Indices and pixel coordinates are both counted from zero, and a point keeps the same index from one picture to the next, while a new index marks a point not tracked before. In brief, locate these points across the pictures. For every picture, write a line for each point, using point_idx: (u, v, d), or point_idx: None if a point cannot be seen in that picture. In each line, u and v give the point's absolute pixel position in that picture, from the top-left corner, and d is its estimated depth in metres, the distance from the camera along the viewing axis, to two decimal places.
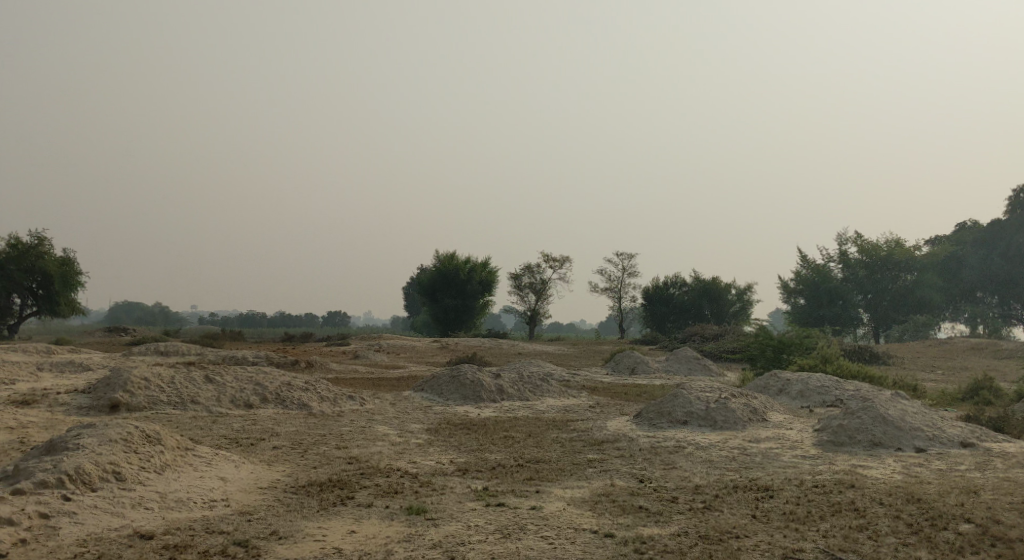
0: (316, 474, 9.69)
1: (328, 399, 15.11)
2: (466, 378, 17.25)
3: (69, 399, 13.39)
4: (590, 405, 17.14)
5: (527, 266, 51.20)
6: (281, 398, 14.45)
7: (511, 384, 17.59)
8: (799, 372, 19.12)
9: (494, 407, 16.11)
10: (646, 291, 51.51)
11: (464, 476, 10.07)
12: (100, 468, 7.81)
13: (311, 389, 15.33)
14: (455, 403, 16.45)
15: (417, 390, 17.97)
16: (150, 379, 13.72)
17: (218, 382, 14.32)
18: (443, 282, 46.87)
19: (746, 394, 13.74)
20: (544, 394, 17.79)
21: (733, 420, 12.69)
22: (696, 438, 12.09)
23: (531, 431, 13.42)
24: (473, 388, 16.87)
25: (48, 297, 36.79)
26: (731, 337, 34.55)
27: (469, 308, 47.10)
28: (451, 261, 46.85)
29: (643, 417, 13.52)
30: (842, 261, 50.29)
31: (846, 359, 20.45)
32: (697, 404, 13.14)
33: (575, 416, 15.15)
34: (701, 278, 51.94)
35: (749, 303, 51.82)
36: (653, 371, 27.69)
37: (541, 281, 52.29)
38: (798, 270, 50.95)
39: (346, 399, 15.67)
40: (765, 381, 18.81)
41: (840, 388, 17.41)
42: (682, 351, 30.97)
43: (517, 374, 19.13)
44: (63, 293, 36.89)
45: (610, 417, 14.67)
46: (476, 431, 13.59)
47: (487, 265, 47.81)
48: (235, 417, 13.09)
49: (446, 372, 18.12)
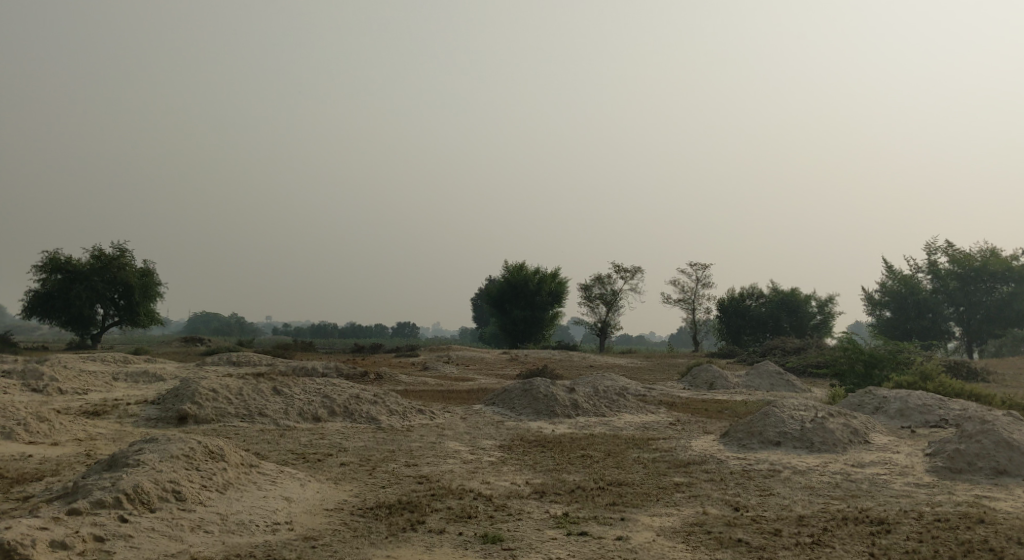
0: (385, 495, 9.11)
1: (398, 412, 14.63)
2: (539, 391, 16.54)
3: (138, 411, 13.19)
4: (670, 422, 16.22)
5: (598, 276, 50.31)
6: (350, 410, 14.01)
7: (586, 399, 16.81)
8: (896, 389, 17.83)
9: (569, 423, 15.36)
10: (721, 303, 50.06)
11: (542, 500, 9.36)
12: (160, 487, 7.37)
13: (380, 402, 14.85)
14: (528, 418, 15.75)
15: (488, 404, 17.34)
16: (219, 391, 13.44)
17: (286, 394, 13.96)
18: (512, 294, 46.34)
19: (844, 413, 12.68)
20: (621, 409, 16.95)
21: (831, 442, 11.67)
22: (792, 462, 11.12)
23: (610, 449, 12.64)
24: (546, 403, 16.16)
25: (129, 307, 37.52)
26: (814, 351, 33.04)
27: (539, 320, 46.43)
28: (520, 272, 46.32)
29: (731, 436, 12.60)
30: (932, 272, 48.23)
31: (947, 375, 19.05)
32: (791, 424, 12.14)
33: (656, 434, 14.29)
34: (779, 290, 50.22)
35: (831, 315, 49.89)
36: (733, 386, 26.48)
37: (611, 293, 51.29)
38: (884, 282, 49.09)
39: (416, 412, 15.15)
40: (859, 399, 17.61)
41: (944, 409, 16.09)
42: (762, 364, 29.64)
43: (591, 388, 18.34)
44: (143, 304, 37.64)
45: (694, 437, 13.76)
46: (551, 449, 12.88)
47: (557, 276, 47.10)
48: (303, 431, 12.67)
49: (518, 385, 17.45)
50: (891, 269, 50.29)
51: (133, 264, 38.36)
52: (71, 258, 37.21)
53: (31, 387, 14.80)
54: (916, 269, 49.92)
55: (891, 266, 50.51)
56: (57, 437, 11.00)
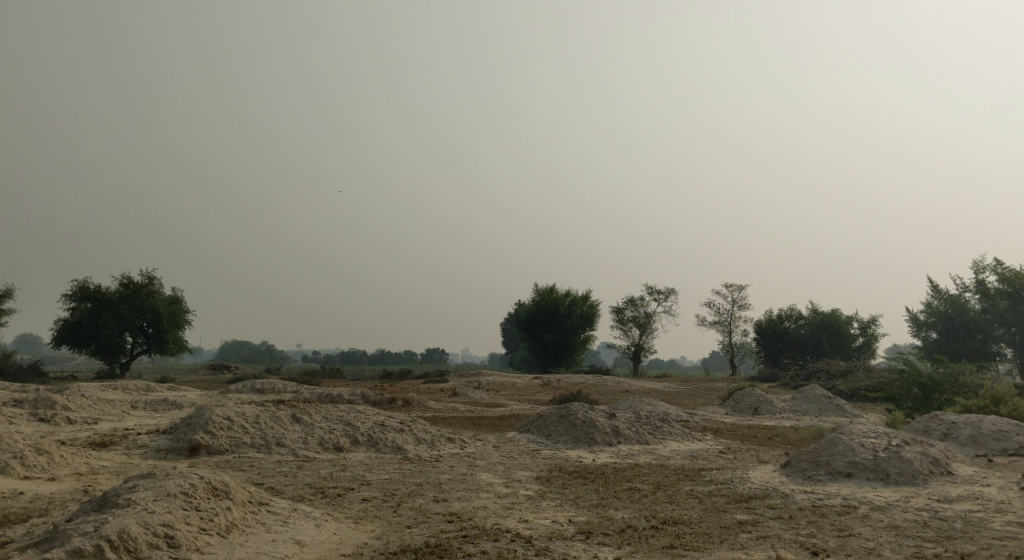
0: (410, 536, 8.03)
1: (426, 442, 13.57)
2: (578, 418, 15.39)
3: (148, 441, 12.24)
4: (720, 450, 14.98)
5: (631, 298, 49.09)
6: (375, 439, 13.00)
7: (627, 425, 15.64)
8: (965, 414, 16.44)
9: (610, 452, 14.20)
10: (758, 325, 48.54)
11: (589, 541, 8.22)
12: (150, 532, 6.36)
13: (407, 430, 13.81)
14: (566, 446, 14.63)
15: (521, 431, 16.22)
16: (234, 419, 12.48)
17: (306, 422, 12.97)
18: (543, 317, 45.24)
19: (921, 440, 11.41)
20: (665, 436, 15.75)
21: (910, 473, 10.43)
22: (868, 497, 9.89)
23: (659, 481, 11.46)
24: (585, 430, 15.01)
25: (158, 335, 36.95)
26: (862, 374, 31.50)
27: (570, 344, 45.23)
28: (550, 295, 45.24)
29: (793, 466, 11.38)
30: (981, 291, 46.43)
31: (1019, 398, 17.60)
32: (862, 453, 10.91)
33: (707, 464, 13.09)
34: (819, 312, 48.60)
35: (874, 337, 48.14)
36: (779, 412, 25.07)
37: (644, 315, 49.97)
38: (929, 302, 47.38)
39: (446, 441, 14.09)
40: (925, 424, 16.24)
41: (1022, 436, 14.72)
42: (808, 388, 28.20)
43: (632, 414, 17.14)
44: (171, 332, 37.05)
45: (750, 467, 12.55)
46: (594, 480, 11.74)
47: (588, 299, 45.97)
48: (323, 462, 11.67)
49: (553, 411, 16.33)
50: (937, 289, 48.60)
51: (162, 292, 37.88)
52: (100, 287, 36.75)
53: (38, 417, 13.93)
54: (963, 288, 48.13)
55: (936, 285, 48.80)
56: (56, 472, 10.06)
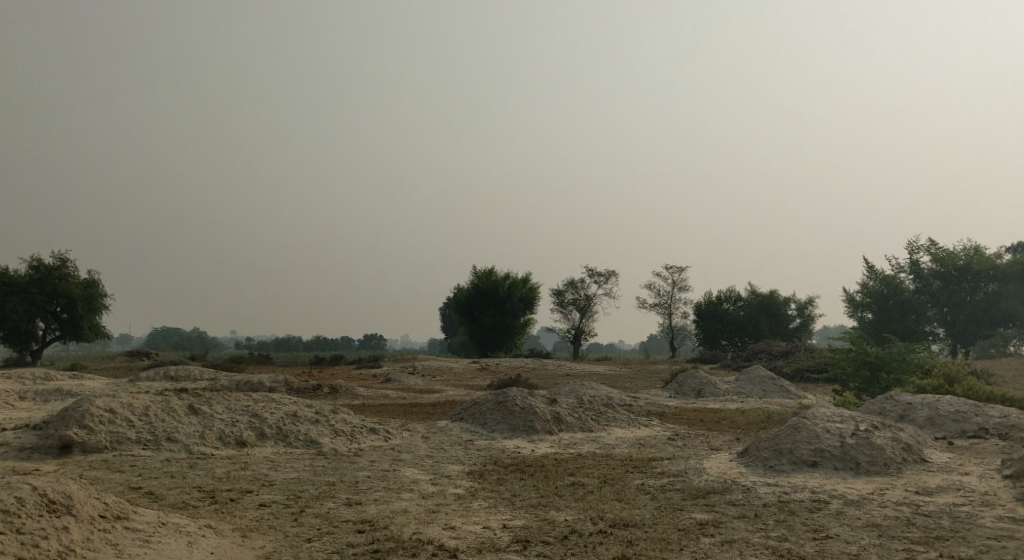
0: (308, 554, 6.56)
1: (346, 434, 12.09)
2: (515, 404, 14.07)
3: (12, 439, 10.44)
4: (668, 437, 13.86)
5: (571, 280, 48.09)
6: (286, 432, 11.45)
7: (569, 411, 14.38)
8: (920, 394, 15.65)
9: (550, 442, 12.91)
10: (698, 307, 48.07)
11: (526, 553, 6.88)
12: None
13: (323, 421, 12.28)
14: (502, 435, 13.30)
15: (454, 419, 14.81)
16: (118, 412, 10.75)
17: (205, 414, 11.32)
18: (482, 300, 43.82)
19: (889, 423, 10.39)
20: (609, 422, 14.54)
21: (882, 462, 9.39)
22: (840, 490, 8.80)
23: (605, 475, 10.21)
24: (523, 418, 13.69)
25: (72, 321, 34.33)
26: (804, 355, 30.99)
27: (509, 327, 43.99)
28: (489, 277, 43.82)
29: (753, 454, 10.27)
30: (915, 271, 46.80)
31: (973, 377, 16.93)
32: (829, 440, 9.84)
33: (657, 454, 11.90)
34: (758, 293, 48.34)
35: (811, 318, 48.16)
36: (723, 394, 24.24)
37: (585, 298, 49.02)
38: (865, 283, 47.61)
39: (367, 432, 12.60)
40: (880, 405, 15.39)
41: (982, 417, 13.95)
42: (752, 370, 27.47)
43: (574, 399, 15.87)
44: (87, 317, 34.45)
45: (704, 456, 11.40)
46: (533, 475, 10.43)
47: (528, 281, 44.79)
48: (221, 461, 10.08)
49: (489, 397, 14.97)
50: (874, 270, 48.92)
51: (76, 275, 35.18)
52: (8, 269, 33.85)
53: None
54: (897, 269, 48.47)
55: (871, 266, 49.04)
56: None
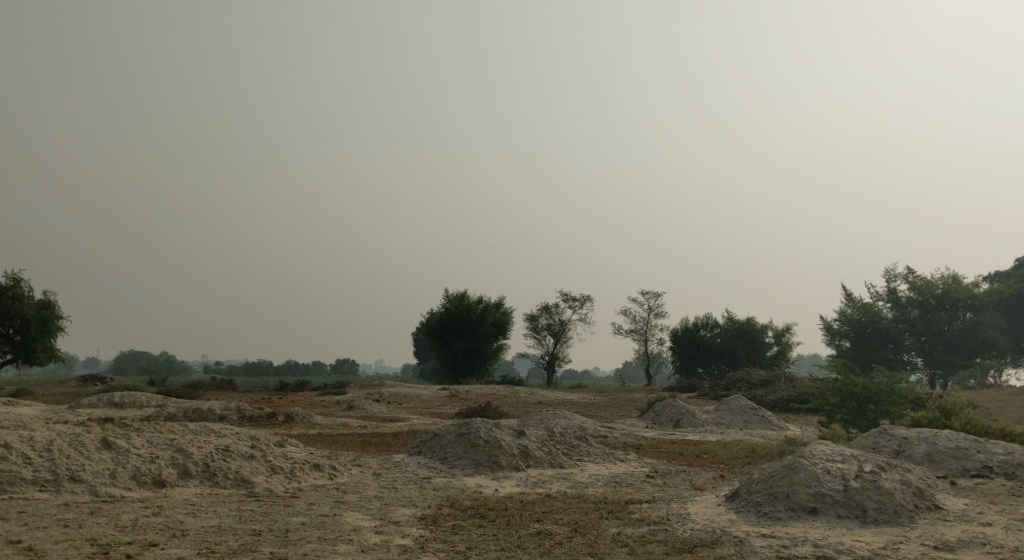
0: None
1: (284, 471, 10.72)
2: (479, 437, 12.76)
3: None
4: (646, 474, 12.62)
5: (546, 305, 46.94)
6: (213, 469, 10.08)
7: (538, 445, 13.09)
8: (916, 428, 14.56)
9: (517, 480, 11.61)
10: (674, 333, 47.03)
11: None
12: None
13: (261, 456, 10.90)
14: (463, 472, 11.99)
15: (411, 452, 13.46)
16: (15, 447, 9.33)
17: (120, 450, 9.92)
18: (453, 325, 42.45)
19: (895, 463, 9.24)
20: (581, 457, 13.27)
21: (891, 509, 8.22)
22: (847, 543, 7.61)
23: (576, 521, 8.94)
24: (487, 452, 12.38)
25: (26, 344, 32.22)
26: (784, 383, 29.99)
27: (481, 353, 42.64)
28: (462, 301, 42.47)
29: (743, 497, 9.06)
30: (892, 300, 46.08)
31: (968, 410, 15.91)
32: (829, 483, 8.67)
33: (635, 495, 10.65)
34: (734, 320, 47.44)
35: (789, 345, 47.32)
36: (702, 425, 23.09)
37: (559, 323, 47.84)
38: (842, 311, 46.75)
39: (312, 468, 11.24)
40: (872, 440, 14.28)
41: (986, 453, 12.87)
42: (731, 399, 26.36)
43: (544, 430, 14.59)
44: (40, 339, 32.45)
45: (688, 498, 10.17)
46: (494, 521, 9.14)
47: (501, 306, 43.55)
48: (131, 507, 8.69)
49: (450, 428, 13.66)
50: (850, 298, 48.22)
51: (31, 296, 33.20)
52: None
53: None
54: (874, 296, 47.90)
55: (847, 293, 48.21)
56: None
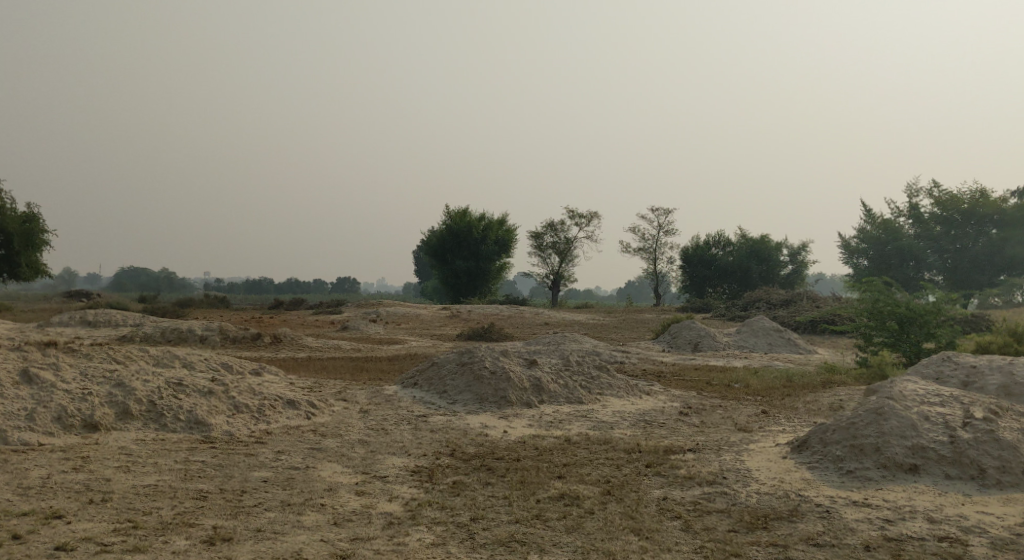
0: None
1: (249, 410, 8.90)
2: (483, 368, 10.94)
3: None
4: (679, 412, 10.83)
5: (551, 221, 44.92)
6: (160, 409, 8.26)
7: (553, 377, 11.27)
8: (985, 356, 12.71)
9: (529, 420, 9.84)
10: (684, 252, 44.98)
11: None
12: None
13: (224, 392, 9.07)
14: (465, 409, 10.22)
15: (406, 384, 11.65)
16: None
17: (43, 386, 8.06)
18: (455, 242, 40.50)
19: (1007, 406, 7.35)
20: (600, 390, 11.46)
21: (1016, 470, 6.40)
22: (973, 517, 5.76)
23: (608, 478, 7.13)
24: (493, 386, 10.58)
25: (9, 259, 30.26)
26: (807, 304, 28.20)
27: (484, 272, 40.82)
28: (463, 218, 40.39)
29: (815, 448, 7.20)
30: (915, 215, 44.21)
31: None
32: (933, 433, 6.80)
33: (673, 440, 8.86)
34: (747, 237, 45.47)
35: (803, 264, 45.49)
36: (722, 348, 21.41)
37: (565, 241, 45.83)
38: (861, 227, 45.08)
39: (285, 406, 9.42)
40: (934, 369, 12.44)
41: None
42: (753, 320, 24.56)
43: (558, 358, 12.77)
44: (24, 254, 30.50)
45: (738, 444, 8.34)
46: (503, 477, 7.32)
47: (504, 223, 41.55)
48: (45, 462, 6.87)
49: (450, 357, 11.83)
50: (871, 213, 46.47)
51: (13, 209, 31.10)
52: None
53: None
54: (895, 212, 46.06)
55: (867, 209, 46.82)
56: None
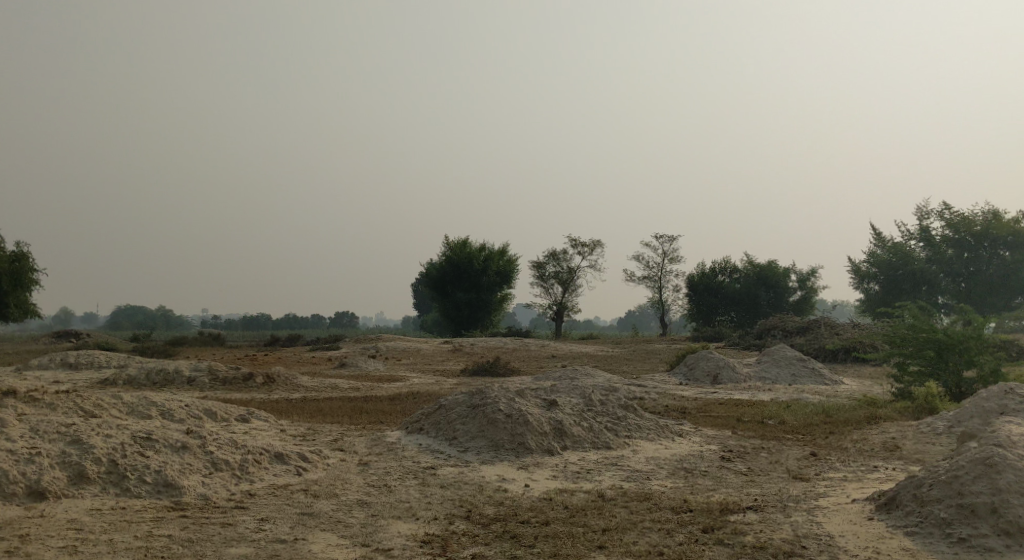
0: None
1: (229, 468, 7.64)
2: (498, 410, 9.69)
3: None
4: (720, 458, 9.57)
5: (553, 250, 43.82)
6: (122, 470, 7.01)
7: (576, 419, 10.02)
8: None
9: (553, 470, 8.57)
10: (690, 279, 43.89)
11: None
12: None
13: (203, 447, 7.81)
14: (477, 459, 8.95)
15: (410, 430, 10.39)
16: None
17: None
18: (455, 274, 39.29)
19: None
20: (629, 432, 10.21)
21: None
22: None
23: (661, 551, 5.85)
24: (510, 432, 9.33)
25: None
26: (826, 332, 26.98)
27: (485, 304, 39.60)
28: (463, 249, 39.23)
29: (910, 508, 5.94)
30: (926, 238, 43.04)
31: None
32: None
33: (726, 495, 7.59)
34: (754, 264, 44.32)
35: (812, 291, 44.26)
36: (743, 380, 20.16)
37: (568, 270, 44.68)
38: (871, 251, 43.88)
39: (273, 461, 8.15)
40: (997, 403, 11.22)
41: None
42: (772, 349, 23.34)
43: (578, 396, 11.53)
44: (11, 295, 29.23)
45: (805, 500, 7.07)
46: (532, 550, 6.03)
47: (506, 253, 40.43)
48: None
49: (459, 397, 10.58)
50: (880, 237, 45.37)
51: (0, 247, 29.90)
52: None
53: None
54: (904, 235, 44.92)
55: (877, 234, 45.61)
56: None
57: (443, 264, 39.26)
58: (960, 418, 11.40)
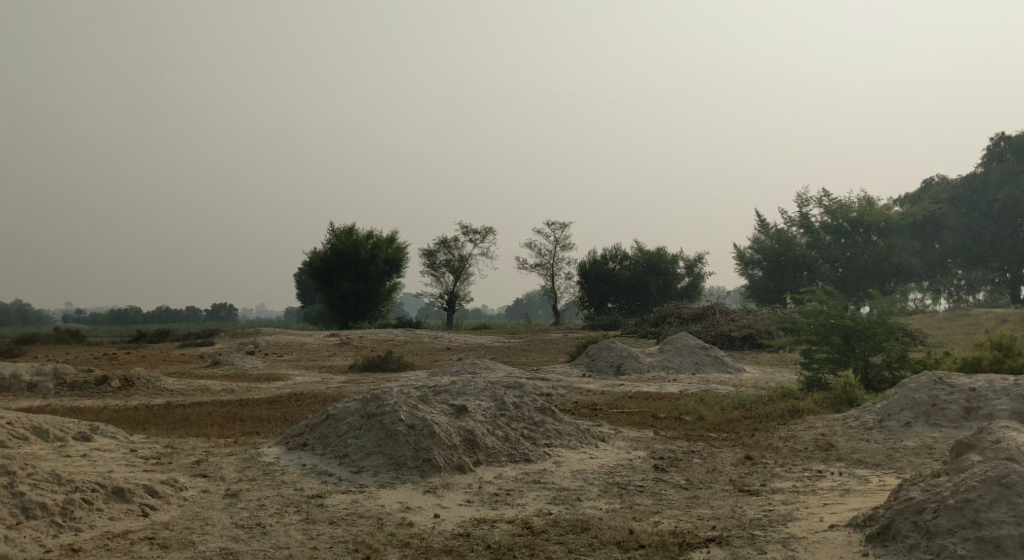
0: None
1: (50, 514, 5.84)
2: (398, 422, 8.19)
3: None
4: (653, 467, 8.40)
5: (444, 238, 42.30)
6: None
7: (488, 428, 8.64)
8: (977, 376, 10.99)
9: (466, 493, 7.16)
10: (581, 267, 43.33)
11: None
12: None
13: (9, 488, 5.94)
14: (373, 482, 7.42)
15: (291, 446, 8.72)
16: None
17: None
18: (341, 263, 37.15)
19: None
20: (548, 441, 8.90)
21: None
22: None
23: None
24: (413, 446, 7.86)
25: None
26: (722, 318, 26.66)
27: (373, 294, 37.66)
28: (349, 236, 37.11)
29: (915, 541, 4.87)
30: (806, 225, 43.84)
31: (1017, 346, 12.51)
32: None
33: (676, 519, 6.40)
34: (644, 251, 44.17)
35: (699, 277, 44.54)
36: (647, 370, 19.36)
37: (459, 259, 43.27)
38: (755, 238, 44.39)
39: (110, 499, 6.37)
40: (928, 394, 10.60)
41: None
42: (672, 337, 22.69)
43: (487, 398, 10.17)
44: None
45: (774, 525, 5.95)
46: None
47: (394, 241, 38.58)
48: None
49: (351, 405, 8.99)
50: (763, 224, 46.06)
51: None
52: None
53: None
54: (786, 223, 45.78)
55: (760, 221, 46.32)
56: None
57: (328, 253, 37.02)
58: (890, 411, 10.70)
